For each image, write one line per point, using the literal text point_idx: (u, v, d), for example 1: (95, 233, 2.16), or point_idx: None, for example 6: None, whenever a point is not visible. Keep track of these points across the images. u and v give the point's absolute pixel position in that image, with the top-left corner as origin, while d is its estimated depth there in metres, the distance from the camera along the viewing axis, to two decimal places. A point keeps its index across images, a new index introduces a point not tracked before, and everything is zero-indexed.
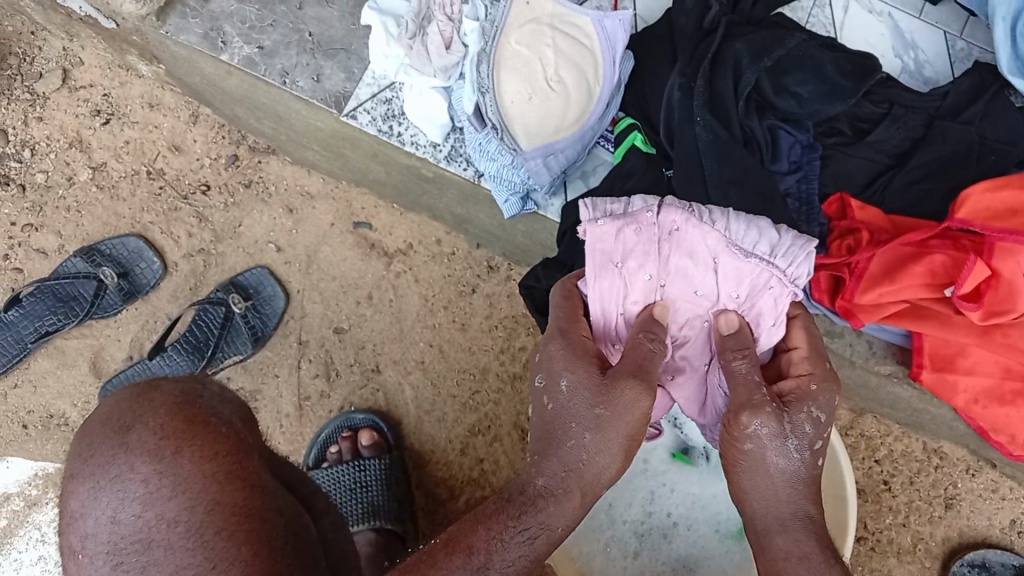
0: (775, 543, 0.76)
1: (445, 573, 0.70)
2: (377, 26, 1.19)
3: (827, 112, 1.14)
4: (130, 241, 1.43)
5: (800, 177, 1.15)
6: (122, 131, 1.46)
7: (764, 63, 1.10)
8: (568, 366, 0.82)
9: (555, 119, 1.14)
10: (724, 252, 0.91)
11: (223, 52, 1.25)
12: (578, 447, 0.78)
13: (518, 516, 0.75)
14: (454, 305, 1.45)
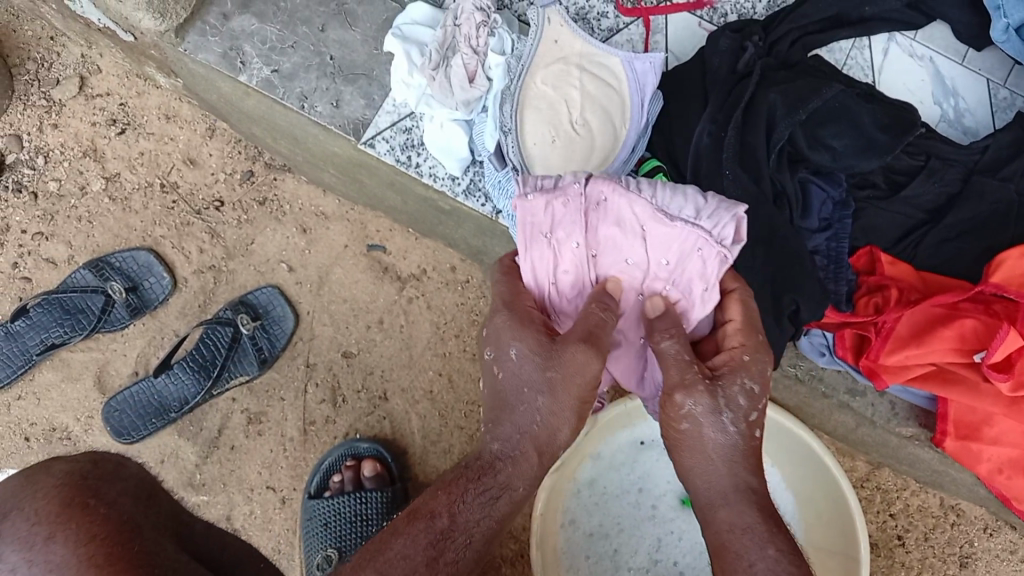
0: (718, 516, 0.74)
1: (406, 539, 0.73)
2: (400, 55, 1.17)
3: (862, 168, 1.09)
4: (139, 255, 1.41)
5: (830, 236, 1.11)
6: (137, 141, 1.44)
7: (798, 116, 1.06)
8: (516, 336, 0.82)
9: (578, 163, 1.10)
10: (652, 221, 0.90)
11: (241, 73, 1.22)
12: (527, 415, 0.80)
13: (477, 478, 0.77)
14: (466, 334, 1.42)
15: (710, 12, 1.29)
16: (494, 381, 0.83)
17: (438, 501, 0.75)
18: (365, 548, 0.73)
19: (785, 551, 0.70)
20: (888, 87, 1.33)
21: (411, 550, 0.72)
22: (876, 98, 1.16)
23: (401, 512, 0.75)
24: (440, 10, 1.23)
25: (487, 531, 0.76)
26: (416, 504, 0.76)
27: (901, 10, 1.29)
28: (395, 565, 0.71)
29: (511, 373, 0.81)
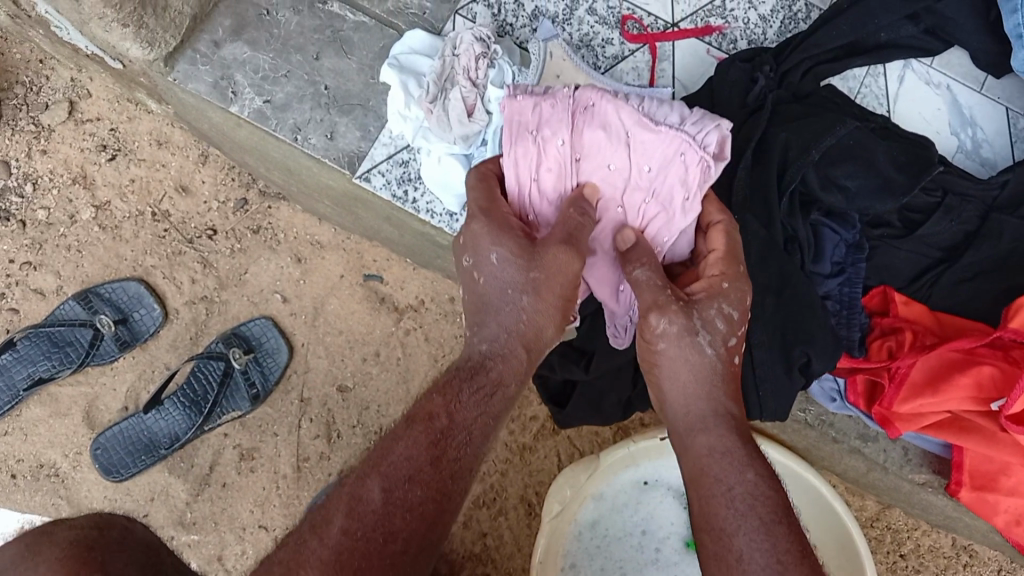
0: (697, 441, 0.79)
1: (403, 443, 0.77)
2: (396, 87, 1.13)
3: (877, 210, 1.05)
4: (129, 286, 1.37)
5: (844, 282, 1.06)
6: (128, 168, 1.40)
7: (812, 157, 1.01)
8: (495, 240, 0.84)
9: None
10: (637, 128, 0.90)
11: (232, 103, 1.18)
12: (506, 315, 0.84)
13: (471, 377, 0.82)
14: None
15: (718, 39, 1.24)
16: (472, 284, 0.86)
17: (435, 404, 0.80)
18: (370, 456, 0.78)
19: (763, 475, 0.75)
20: (904, 116, 1.28)
21: (416, 453, 0.77)
22: (892, 133, 1.11)
23: (402, 418, 0.79)
24: (438, 38, 1.20)
25: (481, 428, 0.82)
26: (412, 410, 0.80)
27: (918, 37, 1.25)
28: (401, 467, 0.76)
29: (489, 278, 0.84)
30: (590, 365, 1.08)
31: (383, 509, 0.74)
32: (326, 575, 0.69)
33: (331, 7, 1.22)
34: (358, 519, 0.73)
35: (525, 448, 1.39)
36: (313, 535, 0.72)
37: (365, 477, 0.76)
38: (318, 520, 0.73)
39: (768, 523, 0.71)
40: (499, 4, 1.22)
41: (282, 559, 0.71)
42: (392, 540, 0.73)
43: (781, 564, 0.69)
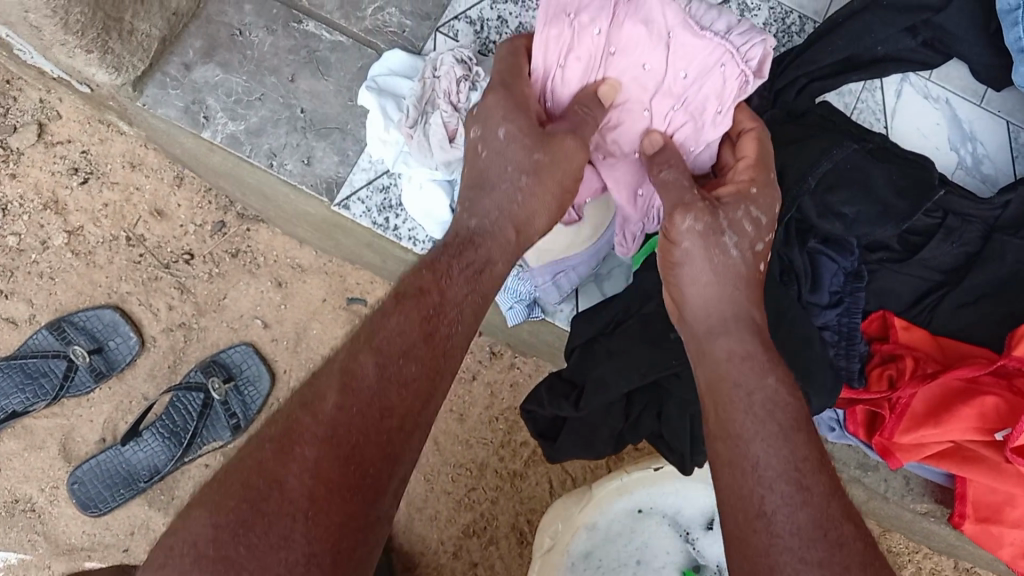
0: (718, 344, 0.81)
1: (395, 320, 0.78)
2: (375, 110, 1.08)
3: (878, 236, 1.01)
4: (104, 313, 1.33)
5: (844, 312, 1.01)
6: (101, 192, 1.35)
7: (809, 185, 0.97)
8: (506, 116, 0.88)
9: (567, 236, 1.03)
10: (681, 27, 0.91)
11: (204, 129, 1.13)
12: (507, 196, 0.87)
13: (461, 254, 0.85)
14: (452, 393, 1.36)
15: None
16: (474, 160, 0.90)
17: (426, 281, 0.82)
18: (355, 338, 0.78)
19: (782, 382, 0.78)
20: (902, 132, 1.24)
21: (408, 330, 0.78)
22: (892, 154, 1.07)
23: (389, 298, 0.80)
24: (418, 58, 1.15)
25: (471, 306, 0.84)
26: (398, 289, 0.82)
27: (916, 50, 1.20)
28: (393, 341, 0.76)
29: (497, 155, 0.87)
30: (580, 400, 1.03)
31: (378, 383, 0.74)
32: (329, 450, 0.69)
33: (307, 26, 1.17)
34: (351, 392, 0.73)
35: (516, 475, 1.35)
36: (306, 409, 0.72)
37: (354, 354, 0.76)
38: (310, 391, 0.73)
39: (786, 431, 0.74)
40: (482, 20, 1.17)
41: (278, 428, 0.71)
42: (385, 413, 0.73)
43: (797, 469, 0.72)
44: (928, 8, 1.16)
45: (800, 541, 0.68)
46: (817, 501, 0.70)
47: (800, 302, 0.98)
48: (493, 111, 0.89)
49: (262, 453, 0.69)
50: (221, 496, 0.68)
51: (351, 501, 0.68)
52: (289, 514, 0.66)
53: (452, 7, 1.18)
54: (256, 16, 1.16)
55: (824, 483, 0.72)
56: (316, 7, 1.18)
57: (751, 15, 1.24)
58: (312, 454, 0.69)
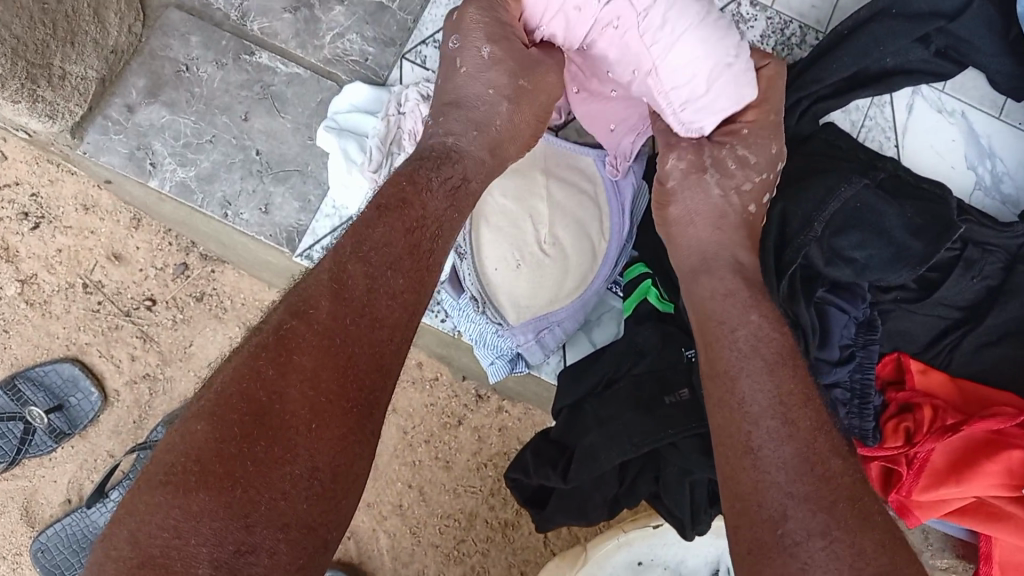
0: (701, 284, 0.82)
1: (379, 232, 0.72)
2: (336, 153, 0.98)
3: (890, 281, 0.93)
4: (63, 366, 1.25)
5: (856, 369, 0.94)
6: (54, 237, 1.26)
7: (815, 231, 0.90)
8: (491, 37, 0.82)
9: (550, 289, 0.93)
10: (667, 48, 0.81)
11: (151, 177, 1.04)
12: (485, 121, 0.83)
13: (438, 168, 0.79)
14: (437, 438, 1.29)
15: None
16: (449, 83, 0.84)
17: (406, 193, 0.75)
18: (340, 245, 0.72)
19: (766, 317, 0.78)
20: (914, 151, 1.15)
21: (396, 241, 0.72)
22: (908, 185, 1.01)
23: (371, 209, 0.73)
24: (383, 90, 1.05)
25: (450, 223, 0.78)
26: (378, 198, 0.75)
27: (930, 61, 1.10)
28: (380, 253, 0.71)
29: (469, 82, 0.83)
30: (569, 470, 0.95)
31: (369, 295, 0.69)
32: (319, 366, 0.65)
33: (259, 58, 1.07)
34: (343, 305, 0.68)
35: (507, 525, 1.27)
36: (298, 320, 0.67)
37: (340, 263, 0.70)
38: (298, 301, 0.68)
39: (771, 367, 0.74)
40: None
41: (268, 340, 0.66)
42: (376, 326, 0.69)
43: (781, 403, 0.73)
44: (943, 16, 1.05)
45: (788, 474, 0.69)
46: (802, 436, 0.71)
47: (808, 359, 0.89)
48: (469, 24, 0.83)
49: (256, 365, 0.65)
50: (216, 409, 0.64)
51: (348, 414, 0.65)
52: (290, 428, 0.64)
53: (417, 32, 1.08)
54: (204, 49, 1.07)
55: (810, 419, 0.72)
56: (269, 36, 1.08)
57: (747, 27, 1.15)
58: (308, 367, 0.65)
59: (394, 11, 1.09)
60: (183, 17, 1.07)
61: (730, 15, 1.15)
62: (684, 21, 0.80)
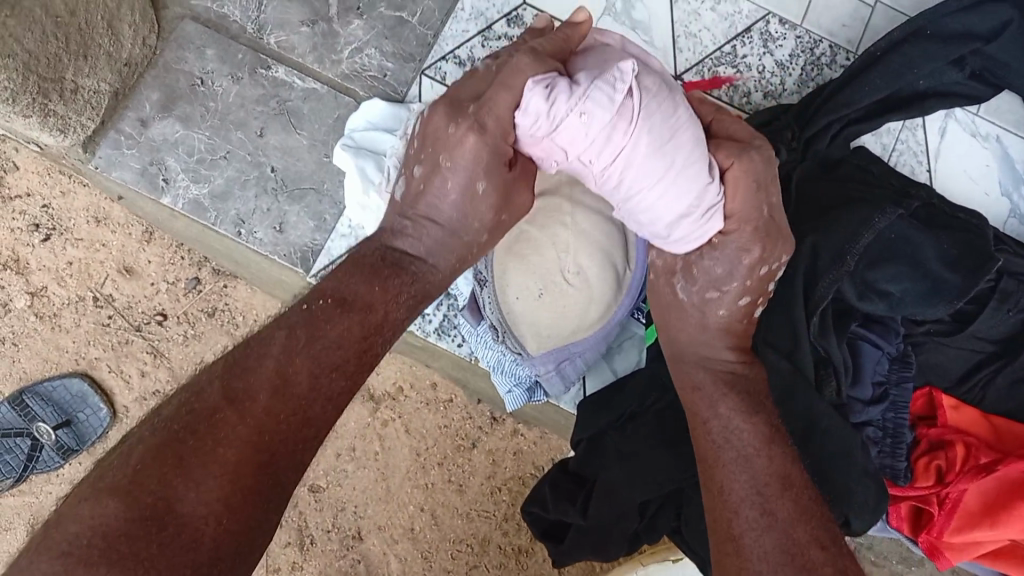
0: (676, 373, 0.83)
1: (335, 331, 0.70)
2: (352, 173, 0.96)
3: (925, 316, 0.90)
4: (72, 382, 1.23)
5: (889, 408, 0.92)
6: (65, 250, 1.24)
7: (849, 266, 0.85)
8: (482, 174, 0.73)
9: (573, 320, 0.89)
10: (627, 196, 0.74)
11: (164, 194, 1.01)
12: (462, 239, 0.77)
13: (408, 281, 0.76)
14: (450, 461, 1.26)
15: (729, 91, 1.10)
16: (423, 197, 0.76)
17: (373, 295, 0.73)
18: (291, 334, 0.70)
19: (734, 409, 0.78)
20: (947, 176, 1.11)
21: (349, 338, 0.71)
22: (941, 214, 0.96)
23: (333, 299, 0.72)
24: (401, 107, 1.03)
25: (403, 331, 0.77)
26: (338, 287, 0.73)
27: (965, 83, 1.06)
28: (330, 354, 0.69)
29: (448, 203, 0.75)
30: (588, 507, 0.92)
31: (309, 392, 0.68)
32: (243, 460, 0.63)
33: (276, 72, 1.04)
34: (282, 399, 0.67)
35: (521, 551, 1.25)
36: (231, 408, 0.65)
37: (287, 353, 0.69)
38: (236, 384, 0.67)
39: (746, 456, 0.76)
40: (472, 60, 1.06)
41: (197, 422, 0.64)
42: (306, 425, 0.67)
43: (761, 493, 0.74)
44: (980, 37, 1.02)
45: (767, 566, 0.70)
46: (782, 526, 0.72)
47: (837, 399, 0.88)
48: (451, 142, 0.73)
49: (182, 447, 0.63)
50: (129, 486, 0.61)
51: (258, 508, 0.63)
52: (200, 517, 0.61)
53: (438, 47, 1.06)
54: (220, 62, 1.04)
55: (790, 509, 0.73)
56: (286, 50, 1.05)
57: (775, 45, 1.11)
58: (232, 457, 0.63)
59: (414, 26, 1.07)
60: (198, 29, 1.05)
61: (759, 32, 1.11)
62: (648, 178, 0.72)
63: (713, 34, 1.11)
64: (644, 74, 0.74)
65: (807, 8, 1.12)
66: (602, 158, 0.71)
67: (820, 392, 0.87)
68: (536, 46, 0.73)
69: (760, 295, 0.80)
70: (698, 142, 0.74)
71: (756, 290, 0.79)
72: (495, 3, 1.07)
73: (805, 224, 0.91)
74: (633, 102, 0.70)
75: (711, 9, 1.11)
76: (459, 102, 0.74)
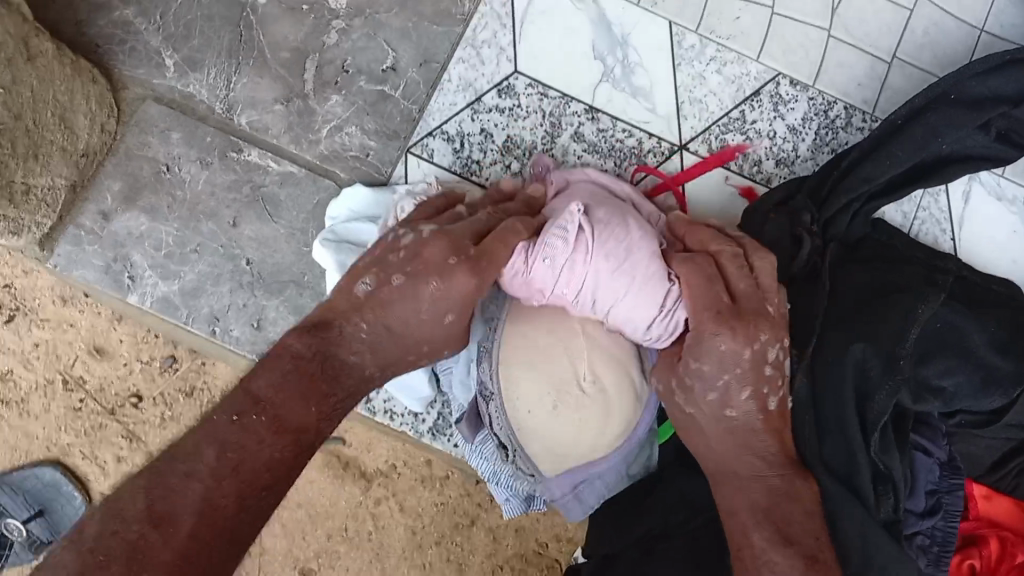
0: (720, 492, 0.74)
1: (265, 449, 0.63)
2: (332, 270, 0.88)
3: (979, 407, 0.86)
4: (44, 472, 1.16)
5: (940, 517, 0.88)
6: (30, 332, 1.16)
7: (904, 372, 0.81)
8: (460, 306, 0.74)
9: (592, 438, 0.83)
10: (613, 310, 0.81)
11: (131, 292, 0.95)
12: (404, 355, 0.75)
13: (337, 389, 0.70)
14: (447, 540, 1.20)
15: (739, 159, 1.01)
16: (388, 306, 0.73)
17: (309, 412, 0.67)
18: (222, 447, 0.62)
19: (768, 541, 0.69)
20: (972, 244, 1.05)
21: (279, 456, 0.64)
22: (973, 284, 0.92)
23: (265, 415, 0.64)
24: (385, 190, 0.95)
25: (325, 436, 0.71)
26: (269, 398, 0.65)
27: (990, 147, 0.93)
28: (260, 471, 0.63)
29: (421, 323, 0.73)
30: None
31: (239, 513, 0.61)
32: None
33: (249, 155, 0.97)
34: (210, 524, 0.59)
35: None
36: (158, 532, 0.57)
37: (217, 472, 0.61)
38: (161, 506, 0.59)
39: None
40: (463, 134, 0.98)
41: (119, 549, 0.56)
42: (233, 543, 0.60)
43: None
44: (1007, 99, 0.91)
45: None
46: None
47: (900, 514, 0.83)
48: (440, 266, 0.73)
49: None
50: None
51: None
52: None
53: (424, 122, 0.98)
54: (186, 146, 0.97)
55: None
56: (259, 130, 0.98)
57: (787, 108, 1.03)
58: None
59: (398, 100, 0.99)
60: (162, 111, 0.97)
61: (768, 95, 1.03)
62: (620, 293, 0.79)
63: (719, 98, 1.03)
64: (592, 207, 0.84)
65: (819, 69, 1.04)
66: (577, 289, 0.80)
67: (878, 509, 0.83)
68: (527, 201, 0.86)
69: (764, 385, 0.74)
70: (649, 250, 0.81)
71: (755, 379, 0.74)
72: (485, 73, 1.00)
73: (846, 324, 0.84)
74: (586, 236, 0.79)
75: (717, 71, 1.03)
76: (455, 236, 0.75)
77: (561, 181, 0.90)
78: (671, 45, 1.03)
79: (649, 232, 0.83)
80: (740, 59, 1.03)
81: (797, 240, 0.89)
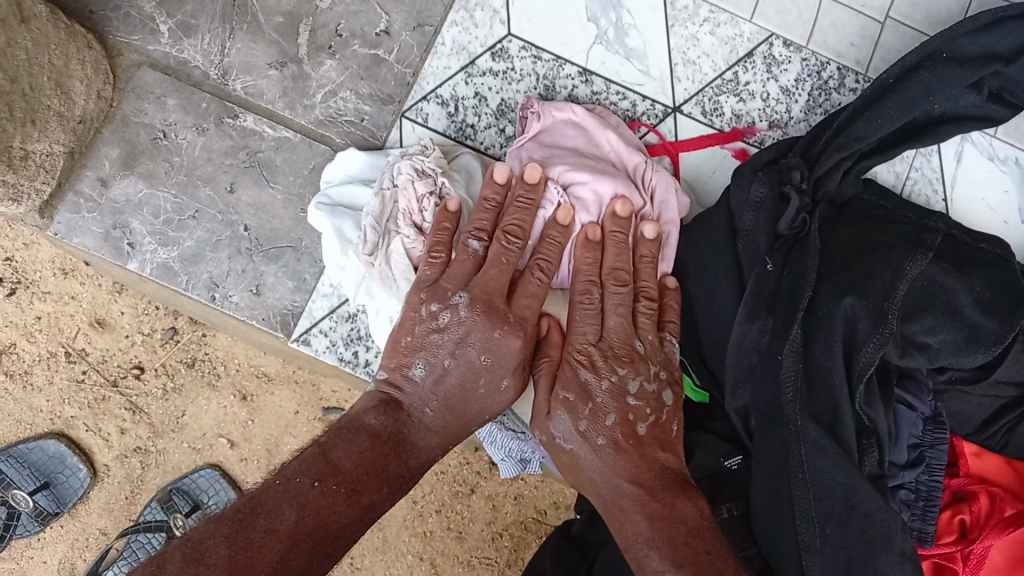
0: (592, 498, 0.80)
1: (335, 521, 0.69)
2: (327, 232, 0.87)
3: (966, 365, 0.85)
4: (47, 444, 1.18)
5: (923, 471, 0.89)
6: (33, 305, 1.17)
7: (892, 326, 0.80)
8: (487, 348, 0.79)
9: None
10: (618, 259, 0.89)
11: (130, 259, 0.96)
12: (463, 428, 0.80)
13: (401, 462, 0.75)
14: (448, 509, 1.21)
15: (732, 120, 1.02)
16: (444, 386, 0.79)
17: (376, 489, 0.72)
18: (302, 511, 0.67)
19: (639, 531, 0.74)
20: (963, 205, 1.05)
21: (348, 528, 0.70)
22: (963, 244, 0.91)
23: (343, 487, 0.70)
24: (378, 154, 0.96)
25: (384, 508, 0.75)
26: (347, 468, 0.71)
27: (982, 106, 0.93)
28: (326, 544, 0.68)
29: (477, 387, 0.80)
30: None
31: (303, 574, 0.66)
32: None
33: (244, 121, 0.98)
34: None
35: None
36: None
37: (294, 537, 0.66)
38: (242, 557, 0.64)
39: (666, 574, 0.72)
40: (456, 99, 0.99)
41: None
42: None
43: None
44: (1000, 57, 0.90)
45: None
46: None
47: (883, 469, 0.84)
48: (484, 339, 0.79)
49: None
50: None
51: None
52: None
53: (418, 87, 0.99)
54: (183, 112, 0.97)
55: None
56: (255, 96, 0.98)
57: (780, 69, 1.03)
58: None
59: (391, 64, 0.99)
60: (158, 77, 0.98)
61: (762, 56, 1.03)
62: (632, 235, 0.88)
63: (712, 60, 1.03)
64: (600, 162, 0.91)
65: (813, 28, 1.03)
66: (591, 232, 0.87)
67: (860, 464, 0.82)
68: (516, 227, 0.83)
69: (629, 413, 0.81)
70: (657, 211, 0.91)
71: (620, 408, 0.81)
72: (478, 36, 1.00)
73: (835, 275, 0.84)
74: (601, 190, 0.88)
75: (709, 32, 1.03)
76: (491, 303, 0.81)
77: (542, 114, 0.93)
78: (665, 7, 1.03)
79: (617, 184, 0.88)
80: (733, 20, 1.03)
81: (784, 198, 0.88)
